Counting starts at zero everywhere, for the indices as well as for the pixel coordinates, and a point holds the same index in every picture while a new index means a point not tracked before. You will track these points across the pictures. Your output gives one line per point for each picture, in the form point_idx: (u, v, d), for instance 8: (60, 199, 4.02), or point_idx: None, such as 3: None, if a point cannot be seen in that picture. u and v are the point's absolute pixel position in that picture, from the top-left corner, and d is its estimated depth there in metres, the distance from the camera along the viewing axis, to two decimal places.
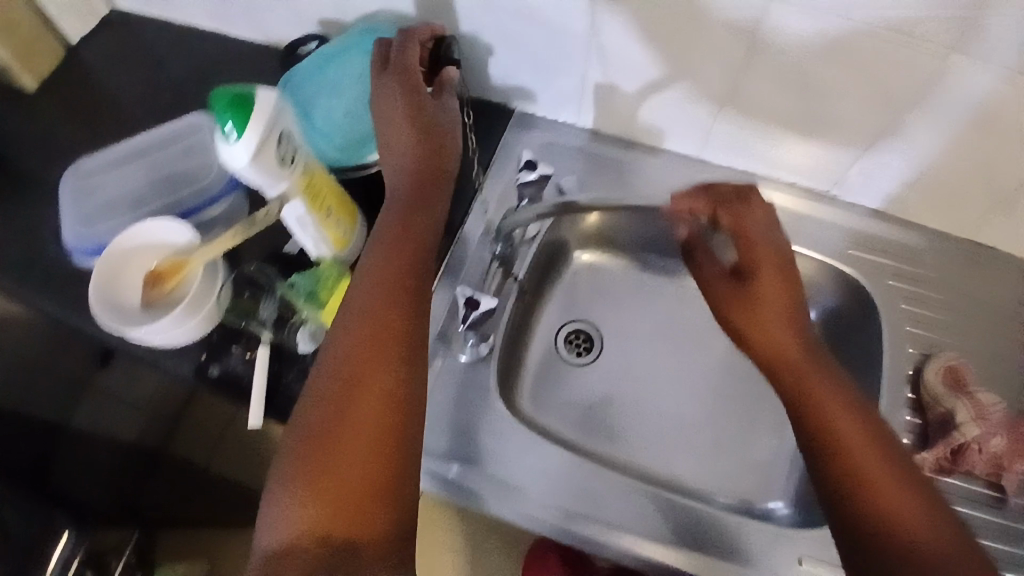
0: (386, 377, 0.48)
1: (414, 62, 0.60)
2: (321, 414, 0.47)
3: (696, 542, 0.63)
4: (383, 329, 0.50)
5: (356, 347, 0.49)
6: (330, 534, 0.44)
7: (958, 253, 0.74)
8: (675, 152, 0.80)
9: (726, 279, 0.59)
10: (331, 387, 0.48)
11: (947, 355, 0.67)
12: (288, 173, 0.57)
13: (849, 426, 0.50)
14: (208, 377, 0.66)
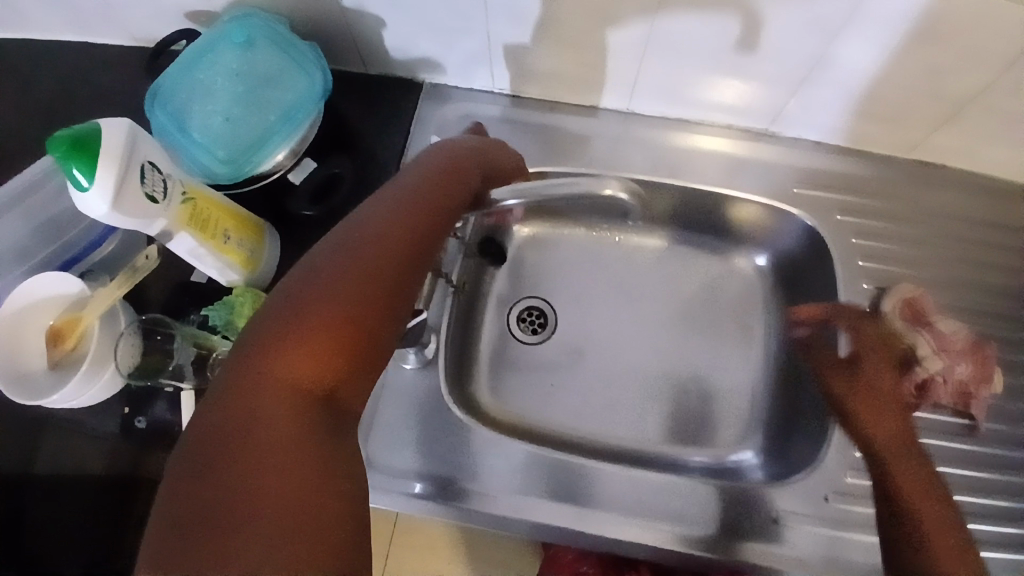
0: (411, 260, 0.48)
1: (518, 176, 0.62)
2: (347, 260, 0.45)
3: (672, 516, 0.62)
4: (421, 222, 0.50)
5: (383, 225, 0.48)
6: (332, 388, 0.41)
7: (903, 173, 0.71)
8: (604, 108, 0.73)
9: (839, 364, 0.65)
10: (355, 250, 0.45)
11: (901, 288, 0.66)
12: (164, 208, 0.51)
13: (930, 512, 0.58)
14: (136, 431, 0.62)
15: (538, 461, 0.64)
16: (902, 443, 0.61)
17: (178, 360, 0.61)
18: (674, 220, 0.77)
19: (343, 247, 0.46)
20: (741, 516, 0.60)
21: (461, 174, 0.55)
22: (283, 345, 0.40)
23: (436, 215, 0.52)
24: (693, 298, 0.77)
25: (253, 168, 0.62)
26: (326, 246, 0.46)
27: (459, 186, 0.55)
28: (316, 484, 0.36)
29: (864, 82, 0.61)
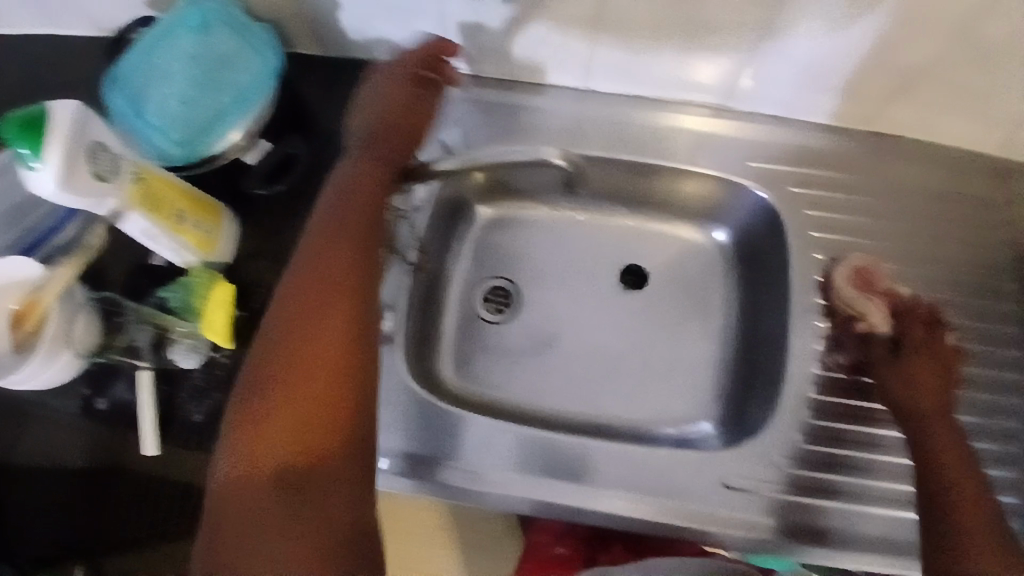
0: (332, 322, 0.53)
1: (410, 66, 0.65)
2: (278, 346, 0.52)
3: (653, 488, 0.62)
4: (330, 271, 0.55)
5: (296, 300, 0.53)
6: (296, 465, 0.47)
7: (860, 144, 0.71)
8: (562, 85, 0.74)
9: (885, 337, 0.63)
10: (279, 336, 0.52)
11: (853, 257, 0.66)
12: (115, 188, 0.52)
13: (967, 493, 0.53)
14: (98, 412, 0.62)
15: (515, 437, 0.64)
16: (943, 423, 0.58)
17: (133, 338, 0.62)
18: (634, 197, 0.78)
19: (272, 336, 0.53)
20: (694, 482, 0.61)
21: (407, 116, 0.65)
22: (260, 424, 0.48)
23: (365, 236, 0.58)
24: (655, 274, 0.78)
25: (206, 150, 0.62)
26: (266, 334, 0.54)
27: (405, 136, 0.65)
28: (304, 548, 0.44)
29: (814, 52, 0.61)
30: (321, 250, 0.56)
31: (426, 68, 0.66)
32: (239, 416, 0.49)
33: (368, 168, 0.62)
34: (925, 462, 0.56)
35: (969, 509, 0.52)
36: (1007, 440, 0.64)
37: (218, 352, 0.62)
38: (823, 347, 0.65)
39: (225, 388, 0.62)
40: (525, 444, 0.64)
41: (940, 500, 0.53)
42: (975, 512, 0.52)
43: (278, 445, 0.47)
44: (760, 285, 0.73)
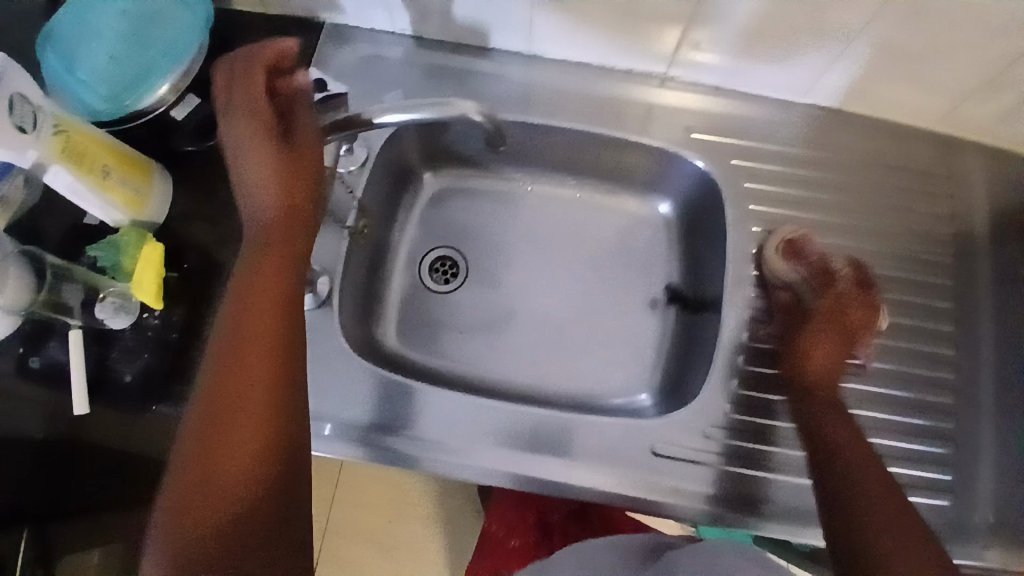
0: (258, 402, 0.47)
1: (259, 82, 0.52)
2: (201, 433, 0.46)
3: (612, 457, 0.62)
4: (253, 347, 0.48)
5: (218, 379, 0.48)
6: (218, 567, 0.42)
7: (800, 117, 0.72)
8: (507, 51, 0.73)
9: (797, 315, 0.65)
10: (202, 420, 0.47)
11: (787, 228, 0.66)
12: (34, 138, 0.51)
13: (870, 492, 0.51)
14: (30, 371, 0.62)
15: (468, 408, 0.64)
16: (842, 419, 0.57)
17: (67, 297, 0.61)
18: (579, 167, 0.78)
19: (197, 417, 0.47)
20: (623, 448, 0.62)
21: (299, 174, 0.52)
22: (204, 484, 0.45)
23: (290, 280, 0.51)
24: (601, 245, 0.78)
25: (134, 104, 0.62)
26: (188, 421, 0.47)
27: (295, 190, 0.51)
28: None
29: (750, 22, 0.61)
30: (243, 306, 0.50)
31: (276, 77, 0.53)
32: (178, 485, 0.45)
33: (280, 211, 0.52)
34: (823, 452, 0.55)
35: (866, 487, 0.52)
36: (935, 412, 0.65)
37: (148, 313, 0.62)
38: (752, 317, 0.66)
39: (155, 351, 0.61)
40: (512, 422, 0.64)
41: (835, 488, 0.52)
42: (875, 491, 0.51)
43: (226, 498, 0.44)
44: (701, 256, 0.74)
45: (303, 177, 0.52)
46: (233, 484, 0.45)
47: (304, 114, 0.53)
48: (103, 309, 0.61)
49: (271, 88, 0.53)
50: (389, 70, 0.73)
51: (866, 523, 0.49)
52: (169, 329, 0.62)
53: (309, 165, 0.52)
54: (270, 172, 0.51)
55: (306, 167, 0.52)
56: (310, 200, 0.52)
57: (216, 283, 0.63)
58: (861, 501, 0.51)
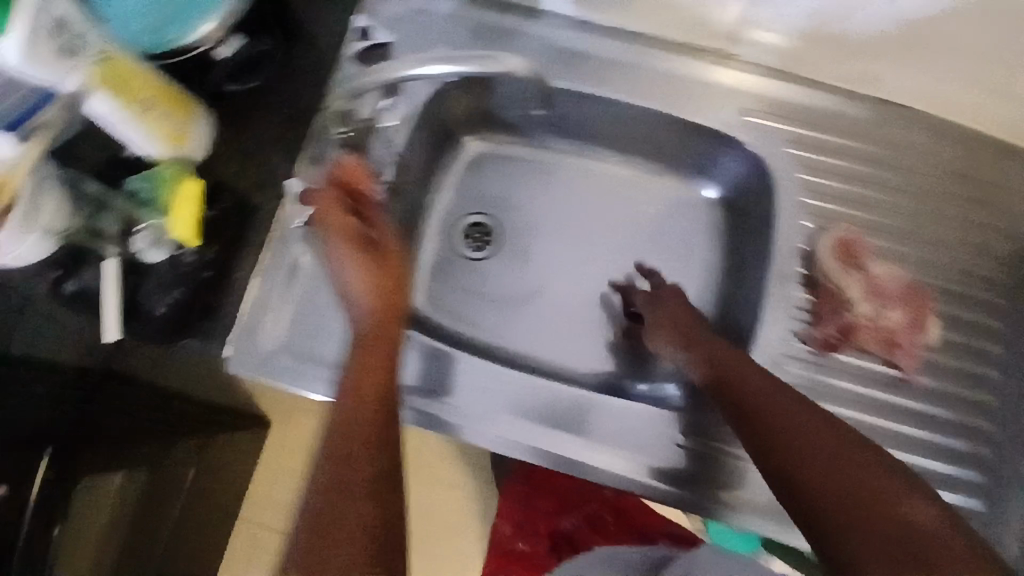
0: (367, 486, 0.47)
1: (330, 202, 0.58)
2: (311, 524, 0.47)
3: (627, 441, 0.62)
4: (361, 434, 0.49)
5: (327, 465, 0.48)
6: None
7: (868, 111, 0.67)
8: (556, 12, 0.69)
9: (836, 330, 0.61)
10: (312, 509, 0.47)
11: (840, 227, 0.63)
12: (80, 65, 0.50)
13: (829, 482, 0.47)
14: (65, 294, 0.64)
15: (487, 375, 0.64)
16: (774, 408, 0.53)
17: (104, 225, 0.62)
18: (625, 143, 0.75)
19: (308, 507, 0.48)
20: (632, 430, 0.63)
21: (388, 274, 0.57)
22: (319, 550, 0.45)
23: (390, 367, 0.53)
24: (639, 226, 0.76)
25: (174, 40, 0.57)
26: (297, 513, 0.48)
27: (384, 295, 0.55)
28: None
29: None
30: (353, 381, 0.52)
31: (347, 199, 0.59)
32: (297, 553, 0.46)
33: (380, 313, 0.55)
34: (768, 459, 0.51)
35: (808, 456, 0.49)
36: (977, 435, 0.61)
37: (182, 251, 0.61)
38: (797, 318, 0.62)
39: (188, 288, 0.61)
40: (526, 396, 0.63)
41: (784, 472, 0.49)
42: (828, 472, 0.47)
43: None
44: (745, 247, 0.70)
45: (393, 278, 0.57)
46: (349, 548, 0.45)
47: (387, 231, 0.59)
48: (139, 241, 0.61)
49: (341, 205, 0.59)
50: (437, 23, 0.69)
51: (824, 499, 0.46)
52: (203, 267, 0.62)
53: (391, 276, 0.57)
54: (372, 275, 0.56)
55: (393, 280, 0.57)
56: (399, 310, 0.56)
57: (251, 225, 0.64)
58: (803, 474, 0.48)
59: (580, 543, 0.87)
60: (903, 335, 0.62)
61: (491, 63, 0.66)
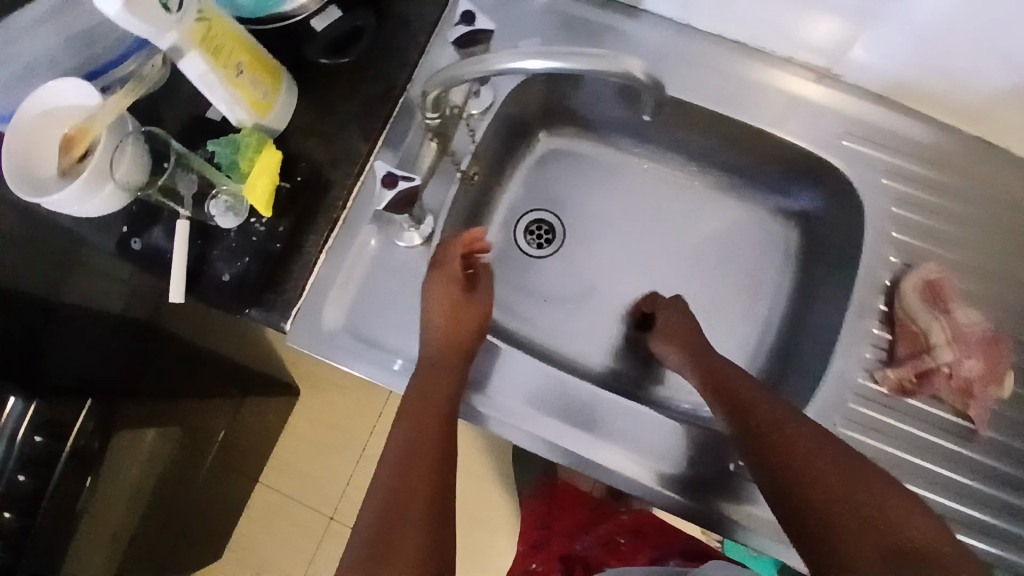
0: (416, 522, 0.49)
1: (449, 259, 0.60)
2: (360, 557, 0.47)
3: (656, 456, 0.61)
4: (415, 471, 0.51)
5: (379, 504, 0.50)
6: None
7: (970, 150, 0.64)
8: (655, 13, 0.67)
9: (914, 372, 0.58)
10: (363, 549, 0.48)
11: (929, 266, 0.60)
12: (177, 21, 0.50)
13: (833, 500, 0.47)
14: (133, 252, 0.63)
15: (537, 372, 0.63)
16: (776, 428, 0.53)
17: (179, 186, 0.61)
18: (705, 153, 0.72)
19: (357, 548, 0.48)
20: (684, 449, 0.61)
21: (468, 320, 0.61)
22: (390, 523, 0.49)
23: (448, 409, 0.56)
24: (709, 241, 0.74)
25: (274, 6, 0.60)
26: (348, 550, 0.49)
27: (461, 330, 0.60)
28: None
29: (937, 33, 0.54)
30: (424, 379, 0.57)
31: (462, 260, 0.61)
32: (365, 525, 0.49)
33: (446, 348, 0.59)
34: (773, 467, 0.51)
35: (813, 470, 0.49)
36: None
37: (255, 219, 0.62)
38: (871, 355, 0.60)
39: (256, 257, 0.61)
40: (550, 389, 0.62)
41: (786, 487, 0.49)
42: (834, 490, 0.48)
43: None
44: (819, 275, 0.68)
45: (473, 321, 0.61)
46: (419, 522, 0.49)
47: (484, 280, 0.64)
48: (213, 206, 0.62)
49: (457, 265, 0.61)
50: (530, 13, 0.68)
51: (824, 515, 0.46)
52: (275, 239, 0.61)
53: (473, 316, 0.61)
54: (455, 319, 0.60)
55: (472, 320, 0.61)
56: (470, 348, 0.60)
57: (324, 199, 0.63)
58: (801, 487, 0.49)
59: (594, 565, 0.89)
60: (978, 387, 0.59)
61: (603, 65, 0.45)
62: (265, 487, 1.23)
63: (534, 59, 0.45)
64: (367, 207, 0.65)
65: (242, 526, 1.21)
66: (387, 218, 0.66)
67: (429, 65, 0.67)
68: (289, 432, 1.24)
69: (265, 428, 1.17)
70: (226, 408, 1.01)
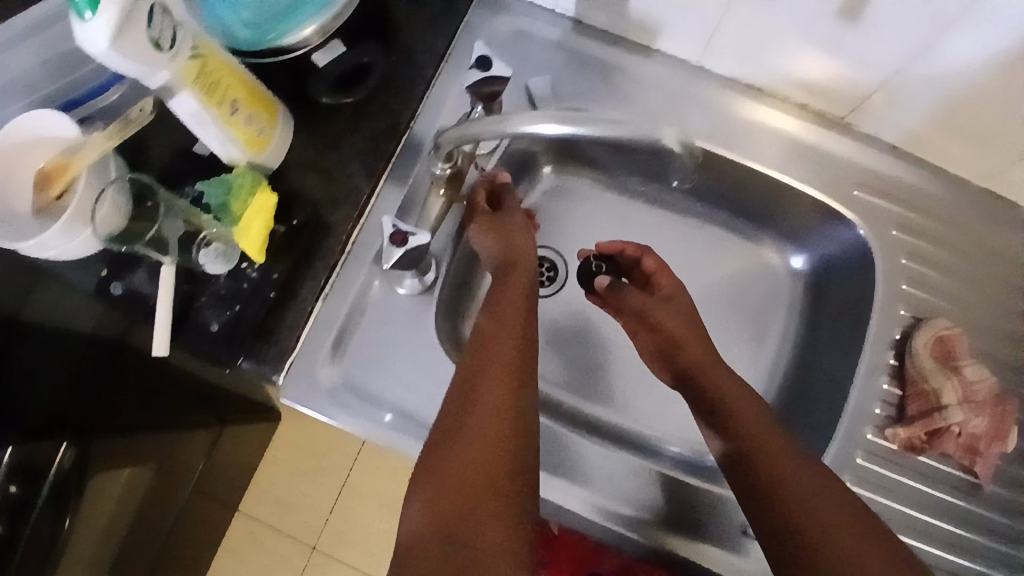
0: (500, 387, 0.48)
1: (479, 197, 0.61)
2: (447, 414, 0.48)
3: (641, 507, 0.59)
4: (497, 343, 0.51)
5: (467, 371, 0.50)
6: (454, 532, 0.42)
7: (981, 205, 0.64)
8: (672, 54, 0.66)
9: (923, 431, 0.58)
10: (448, 407, 0.48)
11: (939, 322, 0.60)
12: (171, 59, 0.46)
13: (823, 527, 0.46)
14: (112, 296, 0.61)
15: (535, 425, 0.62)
16: (757, 436, 0.53)
17: (160, 231, 0.56)
18: (713, 196, 0.71)
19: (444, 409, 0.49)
20: (694, 508, 0.59)
21: (517, 228, 0.60)
22: (460, 425, 0.47)
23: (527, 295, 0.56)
24: (715, 285, 0.72)
25: (276, 39, 0.58)
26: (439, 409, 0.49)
27: (522, 245, 0.60)
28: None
29: (960, 87, 0.54)
30: (445, 442, 0.46)
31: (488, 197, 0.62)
32: (436, 434, 0.48)
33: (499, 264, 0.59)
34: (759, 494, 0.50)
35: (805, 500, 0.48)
36: None
37: (247, 264, 0.59)
38: (881, 411, 0.59)
39: (248, 304, 0.58)
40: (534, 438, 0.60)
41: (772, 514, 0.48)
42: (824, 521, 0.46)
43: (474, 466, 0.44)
44: (828, 324, 0.67)
45: (519, 229, 0.60)
46: (489, 426, 0.46)
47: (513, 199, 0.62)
48: (204, 255, 0.58)
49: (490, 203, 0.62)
50: (539, 49, 0.66)
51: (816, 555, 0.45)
52: (269, 285, 0.58)
53: (515, 224, 0.60)
54: (502, 234, 0.59)
55: (517, 227, 0.60)
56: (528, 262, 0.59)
57: (322, 243, 0.60)
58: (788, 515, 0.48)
59: None
60: (984, 445, 0.58)
61: (635, 131, 0.42)
62: (243, 513, 1.18)
63: (550, 122, 0.43)
64: (366, 250, 0.62)
65: (219, 555, 1.17)
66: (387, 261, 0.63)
67: (435, 101, 0.65)
68: (270, 460, 1.20)
69: (246, 457, 1.12)
70: (200, 445, 0.94)
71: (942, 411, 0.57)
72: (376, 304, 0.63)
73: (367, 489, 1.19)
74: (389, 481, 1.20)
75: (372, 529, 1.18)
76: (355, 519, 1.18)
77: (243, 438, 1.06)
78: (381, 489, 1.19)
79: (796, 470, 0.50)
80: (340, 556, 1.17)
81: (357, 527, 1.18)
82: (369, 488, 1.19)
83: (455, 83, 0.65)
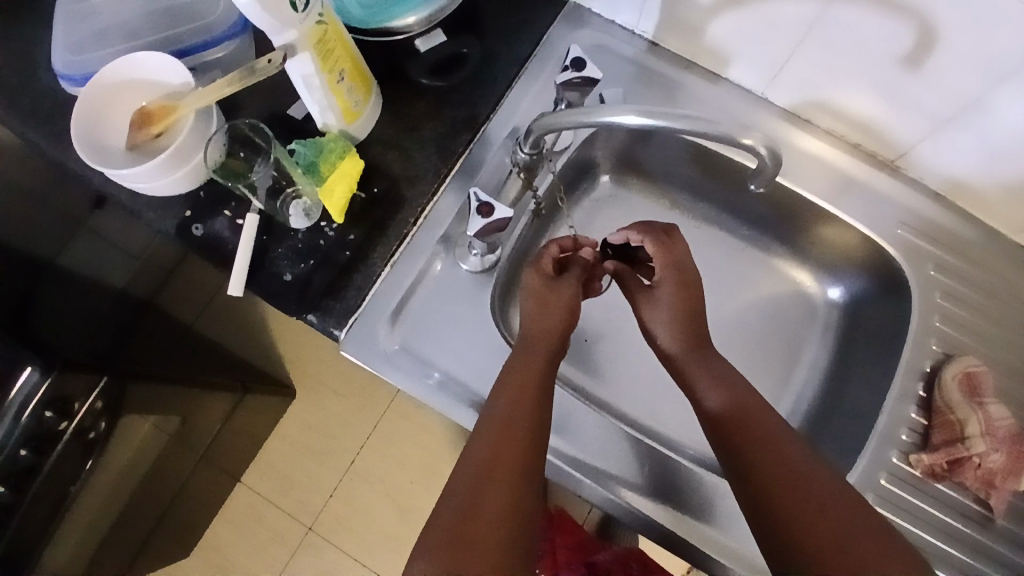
0: (519, 452, 0.51)
1: (548, 257, 0.63)
2: (471, 476, 0.49)
3: (676, 501, 0.61)
4: (522, 410, 0.53)
5: (490, 433, 0.52)
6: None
7: (1012, 255, 0.68)
8: (738, 83, 0.71)
9: (946, 461, 0.60)
10: (472, 466, 0.50)
11: (968, 359, 0.63)
12: (300, 21, 0.50)
13: (845, 523, 0.46)
14: (191, 237, 0.61)
15: (579, 412, 0.63)
16: (771, 453, 0.51)
17: (256, 179, 0.61)
18: (760, 217, 0.75)
19: (467, 467, 0.50)
20: (719, 507, 0.60)
21: (557, 305, 0.61)
22: (486, 487, 0.48)
23: (550, 360, 0.58)
24: (753, 304, 0.75)
25: (385, 21, 0.64)
26: (463, 466, 0.51)
27: (548, 326, 0.60)
28: None
29: (1009, 140, 0.58)
30: (455, 549, 0.45)
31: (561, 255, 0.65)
32: (459, 496, 0.48)
33: (547, 330, 0.60)
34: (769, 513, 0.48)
35: (836, 513, 0.47)
36: None
37: (325, 223, 0.62)
38: (906, 437, 0.62)
39: (322, 263, 0.61)
40: (577, 422, 0.63)
41: (781, 531, 0.47)
42: (848, 529, 0.46)
43: (491, 521, 0.46)
44: (859, 353, 0.71)
45: (562, 305, 0.61)
46: (510, 490, 0.48)
47: (579, 271, 0.64)
48: (291, 209, 0.62)
49: (558, 261, 0.65)
50: (615, 65, 0.71)
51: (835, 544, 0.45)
52: (343, 247, 0.61)
53: (563, 296, 0.61)
54: (546, 306, 0.61)
55: (561, 303, 0.61)
56: (572, 321, 0.61)
57: (397, 214, 0.64)
58: (800, 521, 0.47)
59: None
60: (1005, 481, 0.60)
61: (707, 126, 0.48)
62: (244, 486, 1.18)
63: (634, 115, 0.48)
64: (435, 226, 0.65)
65: (216, 525, 1.17)
66: (453, 239, 0.66)
67: (514, 97, 0.69)
68: (279, 436, 1.21)
69: (257, 429, 1.13)
70: (221, 408, 0.97)
71: (964, 444, 0.60)
72: (436, 277, 0.66)
73: (370, 477, 1.19)
74: (395, 472, 1.19)
75: (369, 517, 1.17)
76: (354, 505, 1.18)
77: (252, 414, 1.07)
78: (385, 479, 1.19)
79: (811, 481, 0.49)
80: (334, 540, 1.16)
81: (357, 515, 1.17)
82: (372, 477, 1.19)
83: (537, 83, 0.70)
